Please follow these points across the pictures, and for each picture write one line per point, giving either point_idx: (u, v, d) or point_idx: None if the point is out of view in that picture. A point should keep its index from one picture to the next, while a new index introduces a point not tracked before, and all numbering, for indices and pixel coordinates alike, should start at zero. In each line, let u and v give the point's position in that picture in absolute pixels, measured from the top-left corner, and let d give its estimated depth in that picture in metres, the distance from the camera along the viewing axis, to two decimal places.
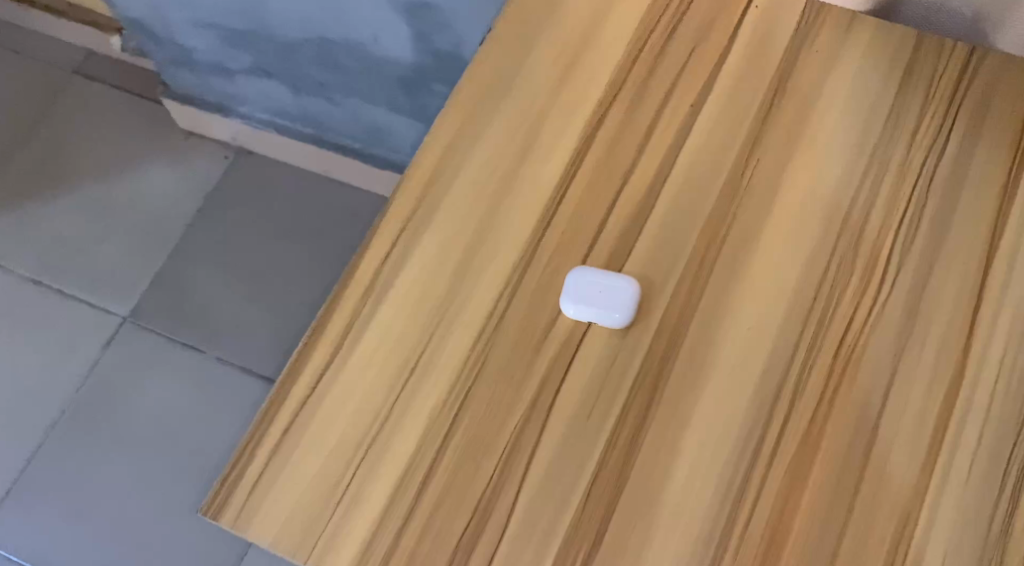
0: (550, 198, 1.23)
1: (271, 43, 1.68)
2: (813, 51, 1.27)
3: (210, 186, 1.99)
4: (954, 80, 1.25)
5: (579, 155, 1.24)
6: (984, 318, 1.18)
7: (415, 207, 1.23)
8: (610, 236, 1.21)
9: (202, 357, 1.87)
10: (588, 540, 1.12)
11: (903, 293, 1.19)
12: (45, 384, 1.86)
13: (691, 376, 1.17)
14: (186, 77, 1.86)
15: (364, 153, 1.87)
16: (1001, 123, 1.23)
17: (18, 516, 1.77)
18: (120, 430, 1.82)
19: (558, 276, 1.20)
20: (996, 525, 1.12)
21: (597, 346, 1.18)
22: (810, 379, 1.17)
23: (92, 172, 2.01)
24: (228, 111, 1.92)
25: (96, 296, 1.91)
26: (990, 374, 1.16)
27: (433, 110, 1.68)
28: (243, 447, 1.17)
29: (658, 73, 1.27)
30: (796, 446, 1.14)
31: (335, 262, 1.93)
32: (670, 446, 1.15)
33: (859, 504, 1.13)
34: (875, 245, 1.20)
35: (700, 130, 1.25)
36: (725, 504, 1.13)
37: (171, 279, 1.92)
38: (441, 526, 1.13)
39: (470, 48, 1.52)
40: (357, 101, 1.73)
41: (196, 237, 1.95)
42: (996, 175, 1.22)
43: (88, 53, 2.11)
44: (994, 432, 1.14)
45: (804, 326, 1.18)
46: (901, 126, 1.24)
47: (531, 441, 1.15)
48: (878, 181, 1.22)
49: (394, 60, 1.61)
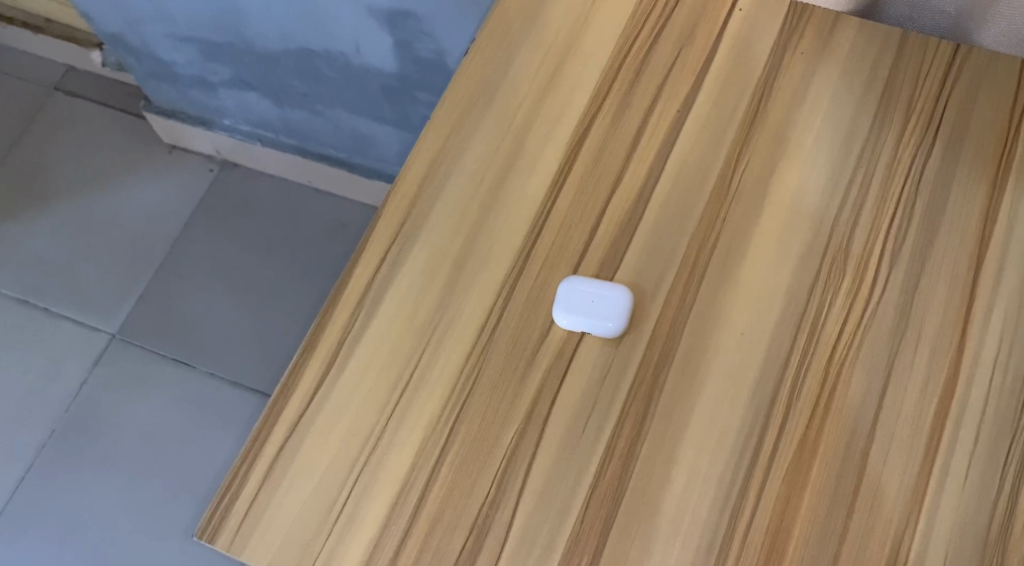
0: (537, 211, 1.23)
1: (253, 56, 1.69)
2: (797, 52, 1.26)
3: (195, 201, 2.00)
4: (941, 76, 1.24)
5: (565, 167, 1.25)
6: (978, 316, 1.17)
7: (401, 223, 1.24)
8: (600, 246, 1.22)
9: (193, 372, 1.87)
10: (588, 552, 1.13)
11: (896, 291, 1.18)
12: (35, 399, 1.86)
13: (685, 384, 1.17)
14: (169, 91, 1.87)
15: (350, 163, 1.88)
16: (988, 118, 1.23)
17: (8, 531, 1.77)
18: (111, 446, 1.82)
19: (548, 287, 1.21)
20: (996, 521, 1.12)
21: (591, 356, 1.18)
22: (806, 381, 1.16)
23: (74, 190, 2.02)
24: (211, 124, 1.93)
25: (85, 314, 1.92)
26: (986, 370, 1.16)
27: (418, 119, 1.69)
28: (237, 468, 1.18)
29: (643, 80, 1.27)
30: (794, 451, 1.15)
31: (323, 274, 1.94)
32: (667, 454, 1.15)
33: (858, 508, 1.13)
34: (868, 242, 1.20)
35: (687, 136, 1.24)
36: (724, 512, 1.14)
37: (159, 295, 1.93)
38: (440, 544, 1.14)
39: (452, 57, 1.54)
40: (341, 112, 1.74)
41: (183, 252, 1.96)
42: (985, 169, 1.21)
43: (67, 69, 2.12)
44: (991, 429, 1.14)
45: (797, 330, 1.18)
46: (888, 126, 1.23)
47: (528, 452, 1.16)
48: (868, 179, 1.22)
49: (375, 70, 1.62)
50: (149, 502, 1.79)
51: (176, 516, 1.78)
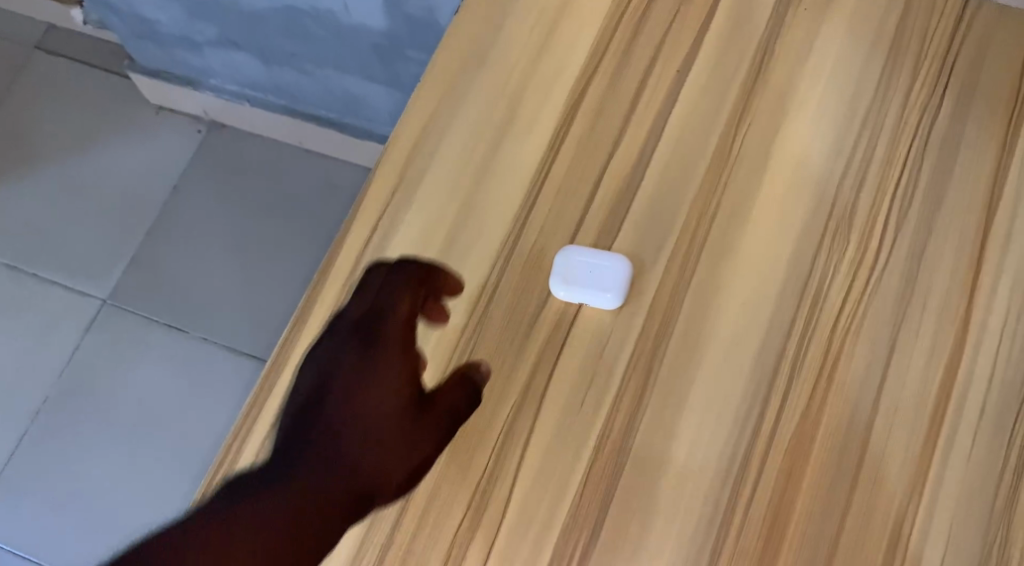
0: (532, 180, 1.20)
1: (238, 14, 1.65)
2: (800, 9, 1.23)
3: (185, 164, 1.97)
4: (949, 34, 1.21)
5: (561, 132, 1.22)
6: (985, 283, 1.14)
7: (393, 192, 1.21)
8: (597, 214, 1.19)
9: (186, 339, 1.85)
10: (586, 530, 1.11)
11: (901, 258, 1.15)
12: (29, 366, 1.85)
13: (685, 355, 1.15)
14: (155, 51, 1.83)
15: (342, 124, 1.84)
16: (997, 77, 1.19)
17: (7, 497, 1.77)
18: (105, 413, 1.81)
19: (544, 258, 1.18)
20: (1001, 495, 1.09)
21: (589, 328, 1.16)
22: (808, 352, 1.14)
23: (62, 152, 1.99)
24: (198, 84, 1.89)
25: (75, 279, 1.90)
26: (992, 339, 1.13)
27: (409, 79, 1.65)
28: (227, 447, 1.15)
29: (640, 41, 1.23)
30: (796, 424, 1.12)
31: (317, 238, 1.91)
32: (667, 429, 1.13)
33: (861, 483, 1.10)
34: (874, 206, 1.17)
35: (686, 100, 1.21)
36: (725, 487, 1.11)
37: (151, 260, 1.90)
38: (435, 522, 1.12)
39: (444, 15, 1.49)
40: (330, 71, 1.70)
41: (174, 217, 1.94)
42: (995, 130, 1.18)
43: (48, 27, 2.08)
44: (998, 401, 1.11)
45: (800, 301, 1.15)
46: (894, 87, 1.20)
47: (525, 428, 1.14)
48: (873, 141, 1.18)
49: (365, 28, 1.58)
50: (144, 470, 1.77)
51: (170, 485, 1.76)
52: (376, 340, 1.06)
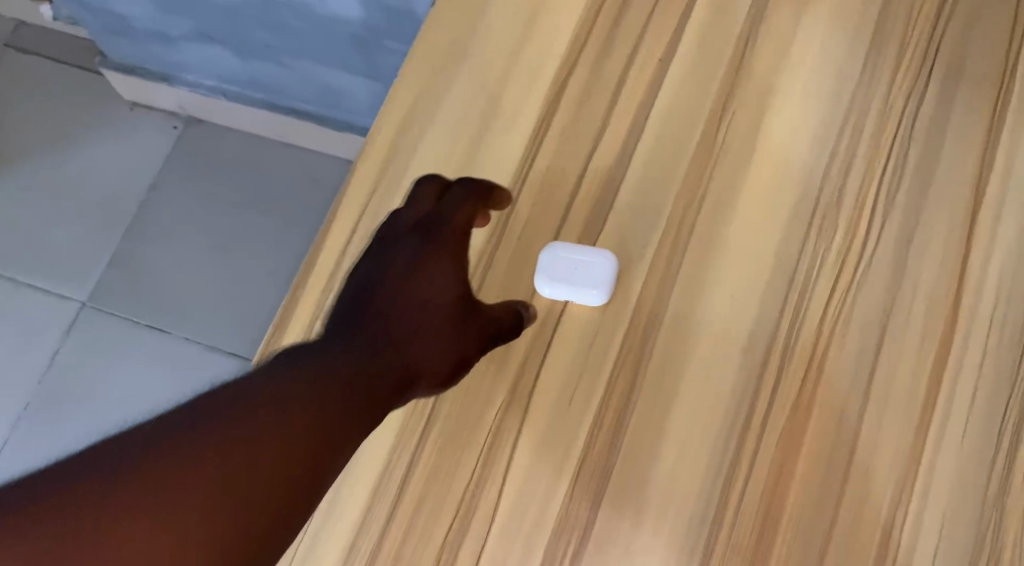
0: (513, 178, 1.20)
1: (213, 7, 1.63)
2: None
3: (163, 162, 1.96)
4: (933, 15, 1.19)
5: (542, 127, 1.21)
6: (975, 267, 1.13)
7: (371, 191, 1.20)
8: (581, 209, 1.18)
9: (169, 339, 1.84)
10: (577, 530, 1.10)
11: (890, 245, 1.14)
12: (11, 369, 1.84)
13: (673, 350, 1.14)
14: (131, 47, 1.81)
15: (322, 117, 1.82)
16: (984, 57, 1.18)
17: None
18: (88, 415, 1.80)
19: (529, 256, 1.18)
20: (994, 481, 1.08)
21: (575, 325, 1.15)
22: (798, 343, 1.13)
23: (37, 153, 1.97)
24: (175, 80, 1.87)
25: (53, 281, 1.89)
26: (983, 323, 1.11)
27: (388, 69, 1.63)
28: None
29: (620, 32, 1.22)
30: (787, 417, 1.11)
31: (298, 234, 1.89)
32: (656, 425, 1.12)
33: (853, 474, 1.09)
34: (859, 194, 1.15)
35: (669, 90, 1.20)
36: (716, 482, 1.10)
37: (130, 260, 1.89)
38: (424, 525, 1.12)
39: (421, 4, 1.47)
40: (308, 63, 1.68)
41: (153, 215, 1.92)
42: (982, 111, 1.16)
43: (17, 24, 2.05)
44: (990, 385, 1.10)
45: (788, 292, 1.14)
46: (878, 71, 1.18)
47: (513, 427, 1.13)
48: (858, 127, 1.17)
49: (342, 19, 1.56)
50: None
51: None
52: (430, 241, 1.09)
